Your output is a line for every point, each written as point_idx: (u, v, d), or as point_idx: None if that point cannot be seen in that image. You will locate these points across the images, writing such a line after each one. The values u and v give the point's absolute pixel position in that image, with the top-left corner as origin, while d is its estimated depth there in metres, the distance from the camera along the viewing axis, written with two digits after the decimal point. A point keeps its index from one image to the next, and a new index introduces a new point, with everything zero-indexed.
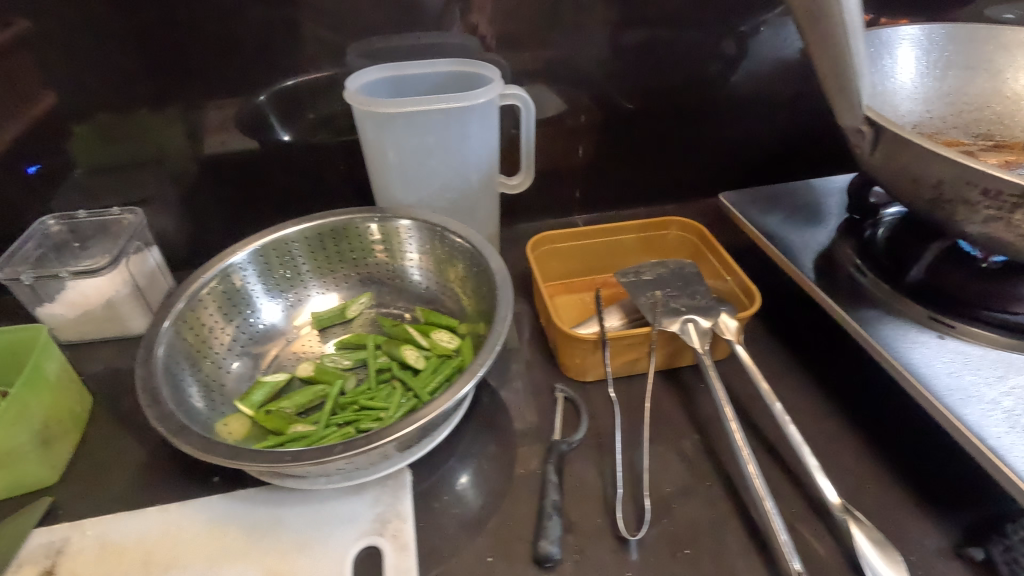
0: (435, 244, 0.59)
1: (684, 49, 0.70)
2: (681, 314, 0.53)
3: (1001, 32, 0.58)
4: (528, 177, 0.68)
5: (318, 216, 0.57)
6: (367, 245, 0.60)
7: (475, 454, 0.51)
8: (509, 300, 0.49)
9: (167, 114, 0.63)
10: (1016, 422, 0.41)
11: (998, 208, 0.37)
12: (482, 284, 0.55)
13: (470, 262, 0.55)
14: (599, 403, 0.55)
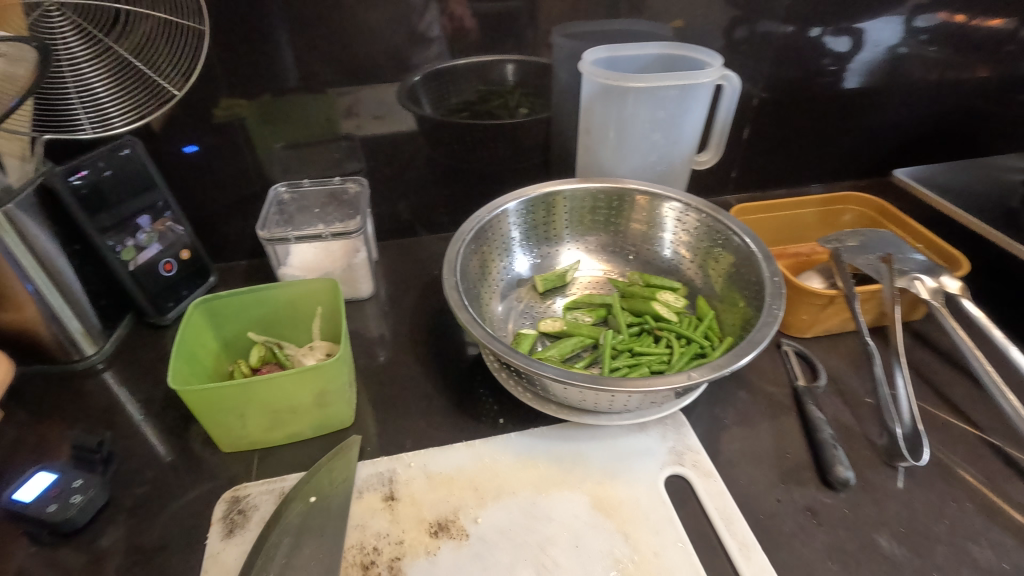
0: (691, 227, 0.61)
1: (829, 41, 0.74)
2: (908, 273, 0.58)
3: None
4: (715, 155, 0.72)
5: (593, 180, 0.62)
6: (628, 214, 0.64)
7: (730, 399, 0.56)
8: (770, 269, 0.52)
9: (309, 97, 0.66)
10: None
11: None
12: (732, 263, 0.58)
13: (731, 250, 0.57)
14: (826, 356, 0.60)
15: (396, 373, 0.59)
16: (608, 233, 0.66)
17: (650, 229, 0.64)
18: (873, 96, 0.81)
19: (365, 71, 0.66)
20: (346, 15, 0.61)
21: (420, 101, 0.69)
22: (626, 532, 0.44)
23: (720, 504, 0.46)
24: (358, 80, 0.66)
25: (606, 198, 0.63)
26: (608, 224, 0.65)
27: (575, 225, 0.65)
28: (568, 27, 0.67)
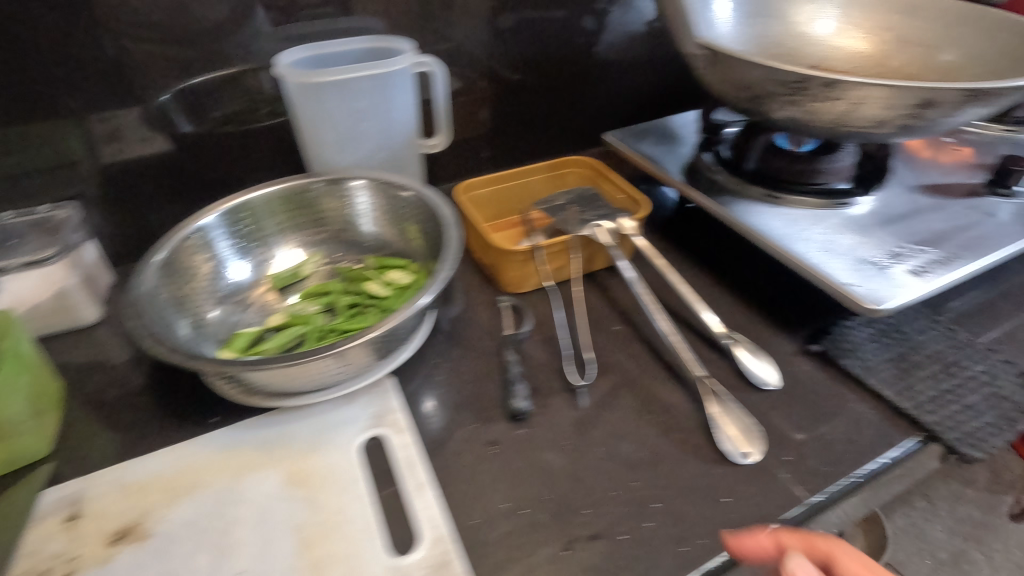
0: (388, 205, 0.67)
1: (543, 28, 0.82)
2: (591, 222, 0.66)
3: None
4: (446, 137, 0.78)
5: (284, 179, 0.65)
6: (329, 207, 0.68)
7: (443, 359, 0.60)
8: (453, 226, 0.59)
9: (58, 123, 0.64)
10: (824, 249, 0.59)
11: (791, 94, 0.53)
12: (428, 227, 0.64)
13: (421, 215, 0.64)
14: (540, 306, 0.67)
15: (113, 395, 0.57)
16: (317, 229, 0.69)
17: (352, 216, 0.69)
18: (590, 69, 0.90)
19: (98, 91, 0.64)
20: (19, 38, 0.58)
21: (158, 120, 0.68)
22: (313, 497, 0.47)
23: (405, 453, 0.50)
24: (56, 103, 0.63)
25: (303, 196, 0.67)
26: (314, 221, 0.69)
27: (280, 228, 0.68)
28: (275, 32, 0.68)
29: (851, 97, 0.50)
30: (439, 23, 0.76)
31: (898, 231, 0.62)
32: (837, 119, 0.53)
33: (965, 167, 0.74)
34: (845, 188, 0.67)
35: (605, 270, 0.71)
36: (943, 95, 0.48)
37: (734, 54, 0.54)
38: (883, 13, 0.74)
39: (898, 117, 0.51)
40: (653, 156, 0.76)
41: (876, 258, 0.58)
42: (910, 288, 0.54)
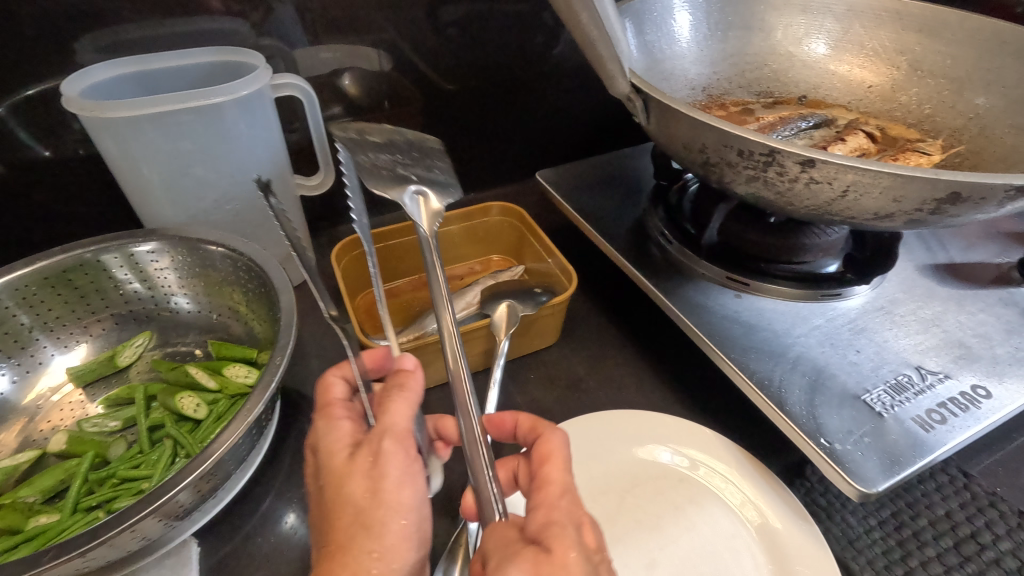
0: (203, 269, 0.52)
1: (463, 33, 0.66)
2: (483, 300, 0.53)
3: None
4: (329, 174, 0.62)
5: (32, 258, 0.47)
6: (112, 281, 0.51)
7: (280, 500, 0.47)
8: (290, 312, 0.45)
9: None
10: (801, 372, 0.43)
11: (754, 168, 0.36)
12: (262, 300, 0.50)
13: (249, 282, 0.50)
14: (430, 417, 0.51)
15: None
16: (103, 313, 0.52)
17: (148, 288, 0.52)
18: (527, 88, 0.74)
19: None
20: None
21: (24, 137, 0.54)
22: None
23: None
24: None
25: (67, 274, 0.49)
26: (94, 302, 0.52)
27: (43, 324, 0.50)
28: (102, 38, 0.52)
29: (840, 181, 0.34)
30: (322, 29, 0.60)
31: (905, 339, 0.46)
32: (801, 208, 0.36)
33: (990, 236, 0.57)
34: (834, 273, 0.51)
35: (523, 361, 0.56)
36: (980, 189, 0.32)
37: (674, 104, 0.37)
38: (891, 30, 0.57)
39: (913, 211, 0.34)
40: (591, 209, 0.60)
41: (873, 394, 0.41)
42: (920, 450, 0.37)
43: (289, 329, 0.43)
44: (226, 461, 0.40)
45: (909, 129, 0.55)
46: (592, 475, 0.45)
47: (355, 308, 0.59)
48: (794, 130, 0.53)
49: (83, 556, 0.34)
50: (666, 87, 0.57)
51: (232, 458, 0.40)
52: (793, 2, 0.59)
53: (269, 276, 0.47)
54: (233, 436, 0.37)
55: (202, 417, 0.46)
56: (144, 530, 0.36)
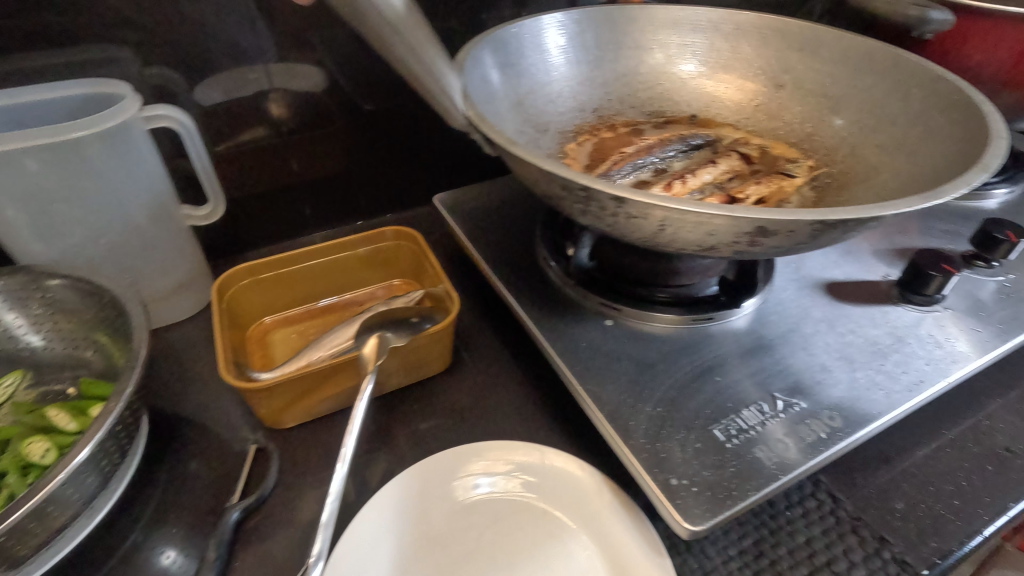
0: (61, 307, 0.51)
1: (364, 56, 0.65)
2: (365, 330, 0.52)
3: (649, 11, 0.59)
4: (219, 203, 0.61)
5: None
6: None
7: (138, 544, 0.46)
8: (139, 352, 0.44)
9: None
10: (654, 401, 0.42)
11: (579, 202, 0.36)
12: (121, 336, 0.49)
13: (106, 317, 0.49)
14: (303, 453, 0.50)
15: None
16: None
17: (9, 329, 0.52)
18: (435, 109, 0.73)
19: None
20: None
21: None
22: None
23: None
24: None
25: None
26: None
27: None
28: None
29: (653, 216, 0.33)
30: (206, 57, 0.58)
31: (768, 364, 0.45)
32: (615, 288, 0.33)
33: (877, 254, 0.57)
34: (710, 296, 0.51)
35: (409, 390, 0.55)
36: (785, 223, 0.31)
37: (501, 139, 0.37)
38: (774, 49, 0.58)
39: (730, 245, 0.34)
40: (483, 234, 0.59)
41: (723, 424, 0.41)
42: (756, 484, 0.37)
43: (132, 369, 0.43)
44: (57, 508, 0.39)
45: (791, 148, 0.54)
46: (451, 513, 0.44)
47: (242, 339, 0.58)
48: (673, 152, 0.53)
49: None
50: (551, 110, 0.57)
51: (62, 504, 0.40)
52: (671, 22, 0.60)
53: (125, 311, 0.47)
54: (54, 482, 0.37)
55: (51, 462, 0.44)
56: None
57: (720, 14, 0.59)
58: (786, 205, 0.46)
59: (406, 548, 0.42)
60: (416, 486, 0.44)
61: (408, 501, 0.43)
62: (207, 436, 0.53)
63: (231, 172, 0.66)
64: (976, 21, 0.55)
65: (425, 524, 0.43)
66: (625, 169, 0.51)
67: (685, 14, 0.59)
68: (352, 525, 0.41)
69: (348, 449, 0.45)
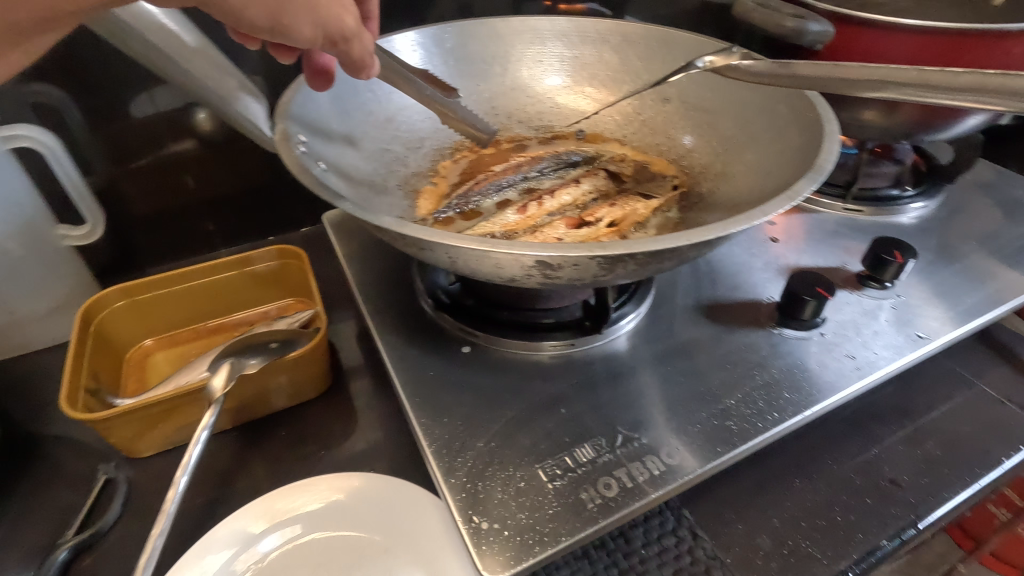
0: None
1: None
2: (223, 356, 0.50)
3: (499, 25, 0.57)
4: (98, 224, 0.60)
5: None
6: None
7: None
8: None
9: None
10: (489, 436, 0.40)
11: (376, 231, 0.34)
12: None
13: None
14: (153, 484, 0.48)
15: None
16: None
17: None
18: None
19: None
20: None
21: None
22: None
23: None
24: None
25: None
26: None
27: None
28: None
29: (439, 249, 0.32)
30: (82, 73, 0.57)
31: (619, 394, 0.44)
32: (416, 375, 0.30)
33: (767, 273, 0.55)
34: (575, 319, 0.49)
35: (279, 417, 0.53)
36: (566, 258, 0.30)
37: (299, 172, 0.36)
38: (657, 61, 0.56)
39: (525, 278, 0.32)
40: (363, 254, 0.57)
41: (553, 461, 0.38)
42: (572, 528, 0.35)
43: None
44: None
45: (670, 164, 0.52)
46: (285, 553, 0.41)
47: (113, 363, 0.56)
48: (544, 169, 0.51)
49: None
50: (423, 127, 0.55)
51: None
52: (527, 36, 0.58)
53: None
54: None
55: None
56: None
57: (566, 23, 0.57)
58: (637, 229, 0.44)
59: None
60: (251, 524, 0.41)
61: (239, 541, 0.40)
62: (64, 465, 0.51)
63: (120, 188, 0.65)
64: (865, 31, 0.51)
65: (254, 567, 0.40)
66: (488, 189, 0.49)
67: (532, 28, 0.57)
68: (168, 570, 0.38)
69: (182, 481, 0.43)
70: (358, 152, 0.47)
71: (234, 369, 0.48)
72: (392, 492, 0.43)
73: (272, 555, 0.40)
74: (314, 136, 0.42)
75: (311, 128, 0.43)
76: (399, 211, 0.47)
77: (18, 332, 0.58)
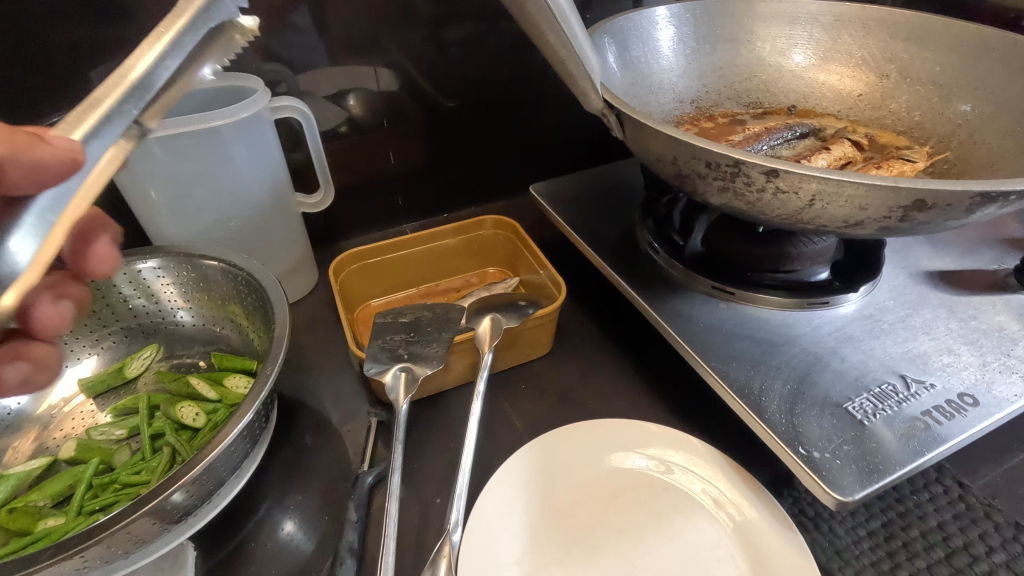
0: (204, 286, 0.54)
1: (463, 51, 0.68)
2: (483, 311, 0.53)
3: (756, 3, 0.60)
4: (329, 193, 0.64)
5: None
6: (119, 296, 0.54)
7: (273, 507, 0.48)
8: (282, 328, 0.46)
9: None
10: (782, 380, 0.43)
11: (723, 179, 0.37)
12: (258, 313, 0.52)
13: (244, 294, 0.52)
14: (422, 427, 0.52)
15: None
16: (112, 327, 0.55)
17: (154, 303, 0.55)
18: (525, 105, 0.76)
19: None
20: None
21: None
22: None
23: None
24: None
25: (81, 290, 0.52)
26: (104, 316, 0.54)
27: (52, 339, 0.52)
28: None
29: (806, 190, 0.34)
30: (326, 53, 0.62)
31: (891, 347, 0.45)
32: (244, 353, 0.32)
33: (987, 244, 0.57)
34: (823, 281, 0.51)
35: (516, 372, 0.57)
36: (946, 195, 0.32)
37: (643, 120, 0.38)
38: (880, 38, 0.58)
39: (880, 220, 0.35)
40: (584, 221, 0.61)
41: (855, 402, 0.41)
42: (900, 459, 0.37)
43: (280, 339, 0.45)
44: (220, 465, 0.42)
45: (899, 136, 0.55)
46: (574, 487, 0.45)
47: (352, 321, 0.61)
48: (780, 140, 0.54)
49: (77, 557, 0.35)
50: (654, 101, 0.58)
51: (224, 463, 0.42)
52: (777, 14, 0.60)
53: (264, 289, 0.49)
54: (223, 441, 0.39)
55: (201, 425, 0.47)
56: (140, 530, 0.38)
57: (826, 5, 0.59)
58: None
59: (535, 518, 0.43)
60: (540, 461, 0.46)
61: (533, 475, 0.45)
62: (324, 410, 0.56)
63: (335, 163, 0.70)
64: None
65: (552, 497, 0.44)
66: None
67: (792, 6, 0.60)
68: (484, 496, 0.43)
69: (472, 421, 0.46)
70: None
71: (497, 325, 0.52)
72: (660, 439, 0.47)
73: (566, 489, 0.45)
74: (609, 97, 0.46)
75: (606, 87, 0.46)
76: None
77: None
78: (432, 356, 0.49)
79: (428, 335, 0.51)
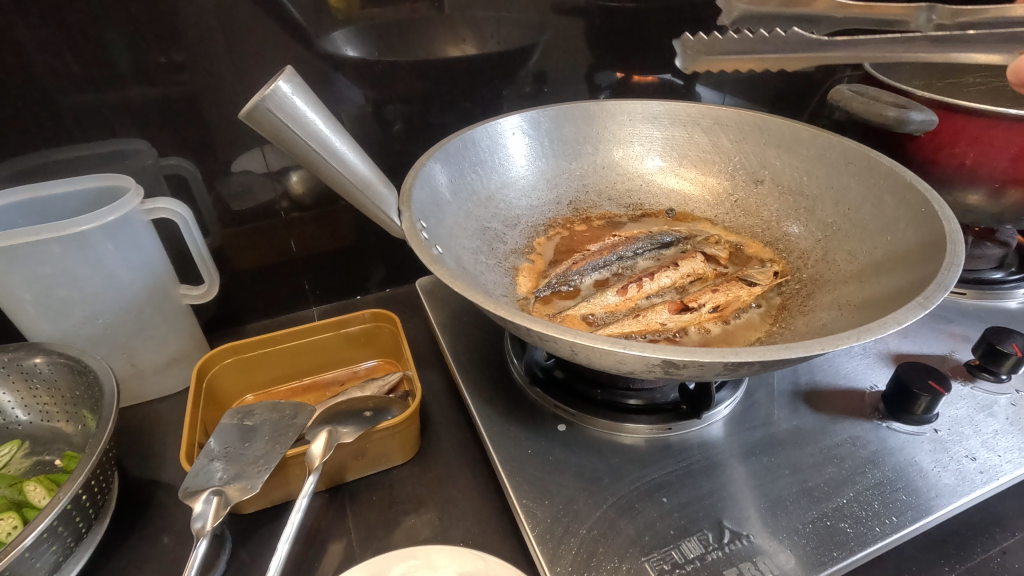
0: (59, 381, 0.55)
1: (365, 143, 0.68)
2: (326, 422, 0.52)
3: (634, 105, 0.59)
4: (214, 285, 0.64)
5: None
6: None
7: None
8: (101, 436, 0.47)
9: None
10: (590, 524, 0.40)
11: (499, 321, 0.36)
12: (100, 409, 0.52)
13: (91, 390, 0.53)
14: (256, 541, 0.50)
15: None
16: None
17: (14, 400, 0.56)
18: None
19: None
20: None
21: None
22: None
23: None
24: None
25: None
26: None
27: None
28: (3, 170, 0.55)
29: (563, 341, 0.33)
30: (220, 145, 0.61)
31: (722, 486, 0.43)
32: (766, 47, 0.51)
33: (869, 359, 0.53)
34: (673, 402, 0.48)
35: (371, 480, 0.55)
36: (694, 361, 0.30)
37: (424, 255, 0.37)
38: (755, 143, 0.56)
39: (645, 372, 0.33)
40: (456, 323, 0.59)
41: (657, 556, 0.38)
42: None
43: (94, 449, 0.45)
44: None
45: (766, 248, 0.53)
46: None
47: (218, 418, 0.60)
48: (638, 250, 0.53)
49: None
50: (521, 205, 0.57)
51: (27, 574, 0.42)
52: (655, 116, 0.59)
53: (102, 392, 0.50)
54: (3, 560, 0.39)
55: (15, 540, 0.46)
56: None
57: (704, 108, 0.58)
58: (741, 316, 0.46)
59: None
60: None
61: None
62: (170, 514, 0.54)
63: (233, 250, 0.69)
64: (971, 119, 0.52)
65: None
66: (586, 268, 0.52)
67: (670, 108, 0.59)
68: None
69: (282, 550, 0.44)
70: (466, 230, 0.50)
71: (334, 438, 0.50)
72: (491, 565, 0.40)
73: None
74: (431, 221, 0.44)
75: (430, 209, 0.45)
76: (503, 290, 0.49)
77: (140, 382, 0.64)
78: (258, 472, 0.47)
79: (259, 447, 0.49)
